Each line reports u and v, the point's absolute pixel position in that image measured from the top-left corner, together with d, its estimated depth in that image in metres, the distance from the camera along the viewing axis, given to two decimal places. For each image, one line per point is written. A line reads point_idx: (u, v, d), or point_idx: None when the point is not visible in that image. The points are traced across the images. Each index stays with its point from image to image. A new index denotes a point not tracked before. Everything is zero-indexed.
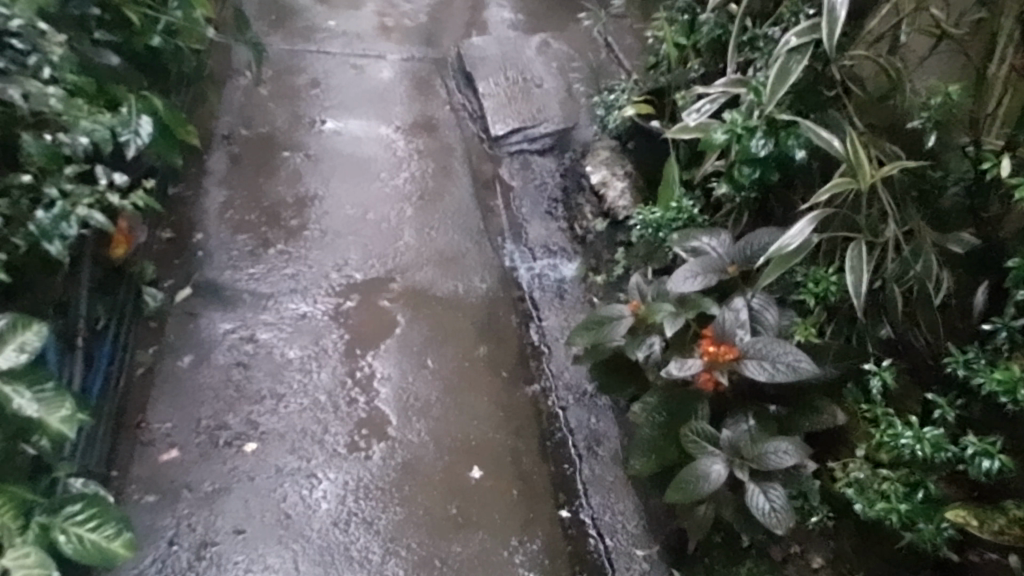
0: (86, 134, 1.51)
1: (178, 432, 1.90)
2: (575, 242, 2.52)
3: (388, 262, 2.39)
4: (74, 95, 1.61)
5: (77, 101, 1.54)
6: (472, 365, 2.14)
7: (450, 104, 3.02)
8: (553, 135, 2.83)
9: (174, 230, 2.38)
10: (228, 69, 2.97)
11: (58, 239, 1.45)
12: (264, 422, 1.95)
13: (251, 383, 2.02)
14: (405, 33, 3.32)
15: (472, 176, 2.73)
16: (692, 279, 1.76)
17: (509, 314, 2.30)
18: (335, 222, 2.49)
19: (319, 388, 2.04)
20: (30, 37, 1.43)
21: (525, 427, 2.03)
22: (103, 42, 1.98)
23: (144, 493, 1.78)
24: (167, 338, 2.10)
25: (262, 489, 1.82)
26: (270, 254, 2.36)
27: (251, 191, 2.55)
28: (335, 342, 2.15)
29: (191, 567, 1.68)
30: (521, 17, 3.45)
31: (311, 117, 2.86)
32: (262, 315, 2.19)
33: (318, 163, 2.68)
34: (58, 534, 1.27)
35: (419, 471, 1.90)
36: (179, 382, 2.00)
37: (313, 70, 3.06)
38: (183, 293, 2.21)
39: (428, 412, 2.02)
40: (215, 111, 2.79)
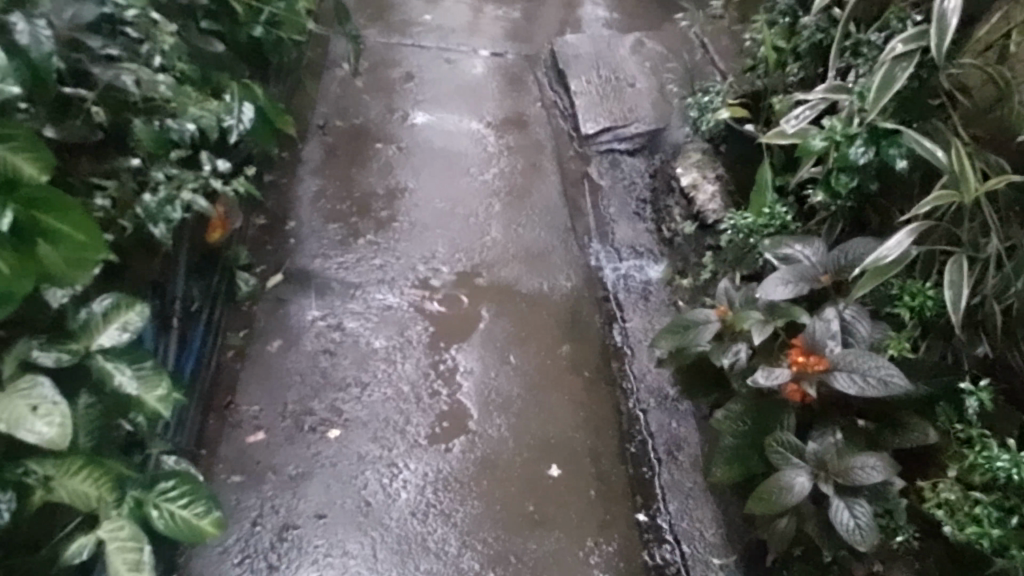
0: (192, 121, 1.55)
1: (265, 415, 1.94)
2: (663, 244, 2.50)
3: (474, 256, 2.41)
4: (183, 83, 1.65)
5: (187, 89, 1.59)
6: (555, 363, 2.15)
7: (542, 101, 3.02)
8: (644, 135, 2.81)
9: (267, 216, 2.43)
10: (325, 59, 3.03)
11: (162, 223, 1.48)
12: (348, 409, 1.98)
13: (337, 370, 2.06)
14: (498, 29, 3.34)
15: (560, 174, 2.72)
16: (783, 287, 1.73)
17: (593, 313, 2.29)
18: (424, 215, 2.51)
19: (402, 377, 2.06)
20: (144, 26, 1.48)
21: (606, 428, 2.02)
22: (209, 32, 2.04)
23: (231, 473, 1.83)
24: (258, 323, 2.14)
25: (344, 476, 1.85)
26: (359, 244, 2.39)
27: (344, 181, 2.59)
28: (419, 334, 2.17)
29: (272, 548, 1.71)
30: (616, 16, 3.43)
31: (404, 110, 2.89)
32: (350, 304, 2.22)
33: (410, 156, 2.71)
34: (151, 509, 1.27)
35: (498, 466, 1.91)
36: (268, 365, 2.05)
37: (407, 64, 3.09)
38: (275, 279, 2.26)
39: (509, 408, 2.03)
40: (310, 101, 2.85)
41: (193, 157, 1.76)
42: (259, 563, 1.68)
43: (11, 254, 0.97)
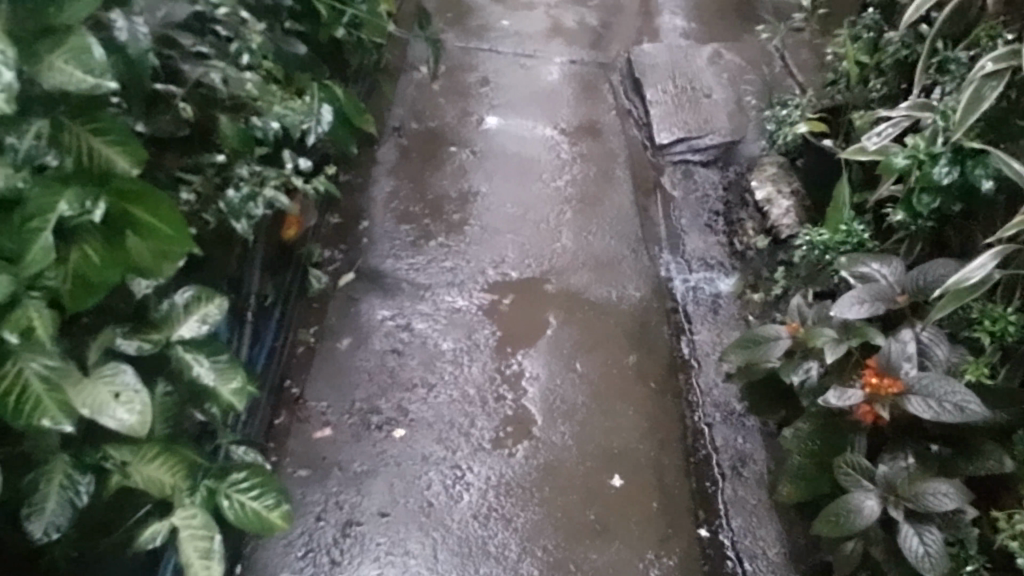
0: (277, 120, 1.59)
1: (332, 411, 1.97)
2: (734, 257, 2.47)
3: (544, 262, 2.41)
4: (268, 82, 1.68)
5: (273, 87, 1.63)
6: (621, 373, 2.14)
7: (616, 109, 3.01)
8: (718, 147, 2.78)
9: (341, 215, 2.47)
10: (404, 62, 3.07)
11: (245, 219, 1.52)
12: (414, 409, 1.99)
13: (404, 370, 2.07)
14: (574, 36, 3.34)
15: (632, 183, 2.71)
16: (857, 306, 1.71)
17: (661, 324, 2.28)
18: (496, 220, 2.52)
19: (468, 381, 2.07)
20: (233, 25, 1.51)
21: (670, 440, 2.00)
22: (293, 32, 2.08)
23: (298, 467, 1.85)
24: (329, 320, 2.17)
25: (407, 476, 1.86)
26: (430, 246, 2.41)
27: (417, 183, 2.62)
28: (487, 338, 2.18)
29: (335, 544, 1.73)
30: (694, 26, 3.41)
31: (479, 114, 2.91)
32: (419, 305, 2.24)
33: (483, 160, 2.73)
34: (222, 499, 1.29)
35: (561, 473, 1.91)
36: (338, 362, 2.08)
37: (484, 68, 3.12)
38: (347, 278, 2.29)
39: (573, 416, 2.03)
40: (387, 103, 2.88)
41: (275, 154, 1.79)
42: (322, 558, 1.71)
43: (100, 245, 1.01)
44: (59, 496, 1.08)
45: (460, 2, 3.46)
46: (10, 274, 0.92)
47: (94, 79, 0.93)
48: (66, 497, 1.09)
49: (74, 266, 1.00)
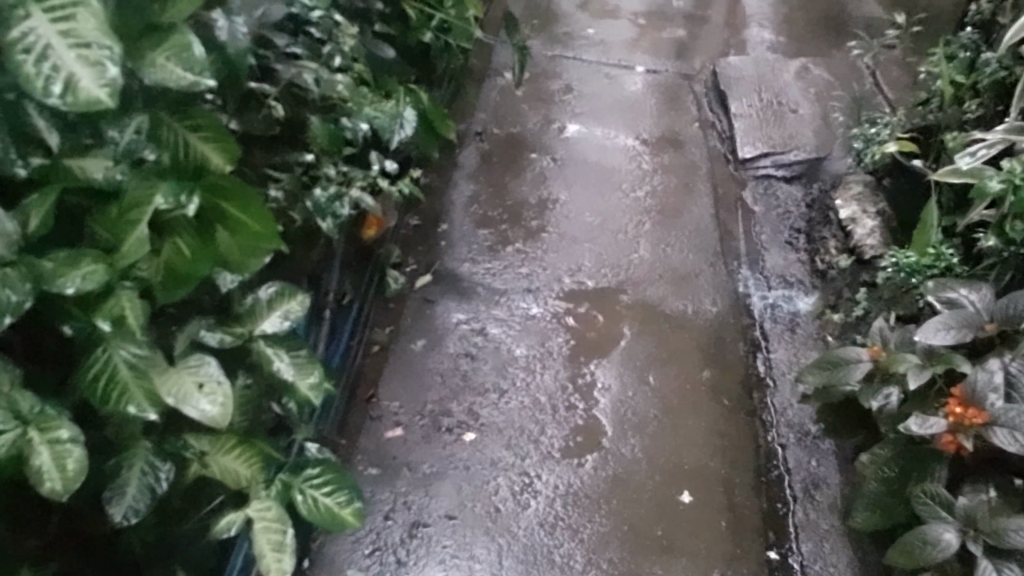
0: (366, 121, 1.61)
1: (404, 411, 1.98)
2: (815, 276, 2.41)
3: (620, 273, 2.40)
4: (358, 84, 1.70)
5: (363, 90, 1.65)
6: (694, 388, 2.11)
7: (700, 121, 2.98)
8: (803, 163, 2.73)
9: (421, 217, 2.49)
10: (489, 68, 3.08)
11: (330, 217, 1.52)
12: (485, 414, 2.00)
13: (477, 374, 2.08)
14: (660, 47, 3.32)
15: (712, 196, 2.68)
16: (944, 333, 1.66)
17: (737, 341, 2.24)
18: (573, 228, 2.52)
19: (540, 388, 2.07)
20: (326, 27, 1.53)
21: (742, 459, 1.98)
22: (382, 35, 2.10)
23: (368, 465, 1.87)
24: (405, 320, 2.19)
25: (475, 480, 1.87)
26: (507, 252, 2.42)
27: (497, 188, 2.63)
28: (560, 346, 2.18)
29: (402, 544, 1.74)
30: (782, 39, 3.36)
31: (560, 121, 2.91)
32: (494, 310, 2.25)
33: (563, 167, 2.73)
34: (296, 494, 1.30)
35: (629, 487, 1.89)
36: (411, 363, 2.09)
37: (568, 76, 3.12)
38: (424, 279, 2.31)
39: (644, 428, 2.01)
40: (471, 108, 2.90)
41: (362, 154, 1.81)
42: (388, 557, 1.72)
43: (191, 238, 1.03)
44: (139, 482, 1.11)
45: (547, 9, 3.47)
46: (106, 263, 0.96)
47: (193, 76, 0.96)
48: (146, 483, 1.11)
49: (166, 259, 1.03)
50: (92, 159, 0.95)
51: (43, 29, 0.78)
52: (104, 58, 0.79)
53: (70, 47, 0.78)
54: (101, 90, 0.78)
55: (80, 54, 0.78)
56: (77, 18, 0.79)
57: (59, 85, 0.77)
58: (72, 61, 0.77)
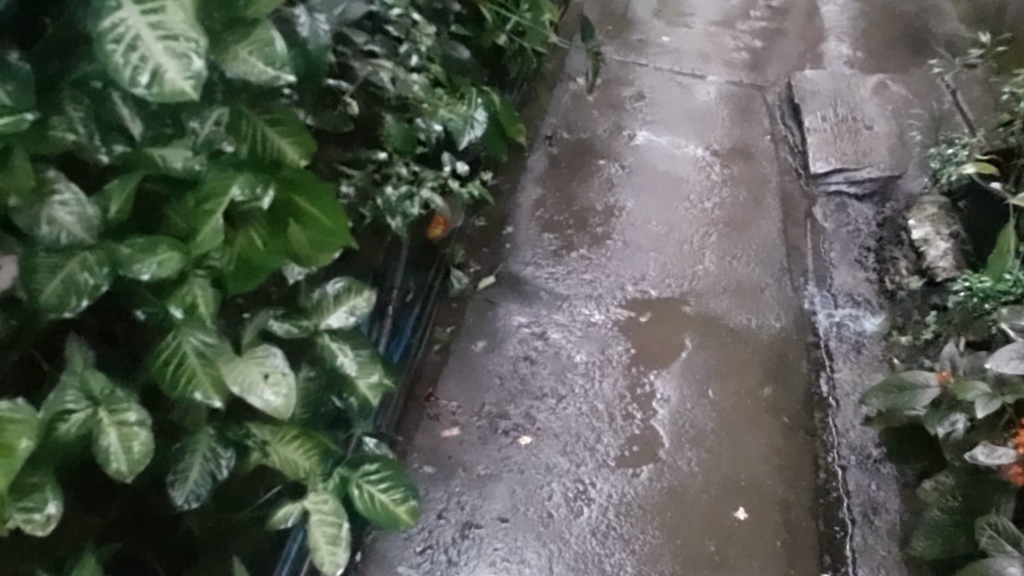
0: (440, 122, 1.63)
1: (462, 412, 1.99)
2: (884, 296, 2.36)
3: (685, 284, 2.38)
4: (434, 84, 1.71)
5: (438, 90, 1.66)
6: (754, 404, 2.09)
7: (772, 134, 2.94)
8: (876, 181, 2.68)
9: (487, 219, 2.49)
10: (561, 72, 3.08)
11: (400, 216, 1.53)
12: (542, 418, 2.00)
13: (536, 378, 2.08)
14: (735, 57, 3.29)
15: (781, 210, 2.64)
16: (1016, 361, 1.61)
17: (800, 358, 2.21)
18: (638, 236, 2.50)
19: (598, 396, 2.06)
20: (404, 26, 1.55)
21: (800, 478, 1.95)
22: (458, 35, 2.12)
23: (424, 463, 1.88)
24: (466, 321, 2.20)
25: (528, 484, 1.86)
26: (571, 257, 2.41)
27: (564, 193, 2.62)
28: (620, 354, 2.16)
29: (454, 544, 1.75)
30: (861, 54, 3.31)
31: (630, 129, 2.90)
32: (556, 315, 2.24)
33: (631, 175, 2.72)
34: (352, 489, 1.32)
35: (684, 500, 1.87)
36: (471, 364, 2.10)
37: (640, 83, 3.10)
38: (487, 281, 2.31)
39: (701, 442, 1.99)
40: (542, 112, 2.90)
41: (434, 154, 1.81)
42: (439, 556, 1.73)
43: (263, 230, 1.05)
44: (201, 467, 1.13)
45: (622, 15, 3.46)
46: (180, 252, 0.97)
47: (273, 71, 0.97)
48: (208, 469, 1.13)
49: (238, 249, 1.04)
50: (172, 148, 0.97)
51: (133, 20, 0.80)
52: (190, 50, 0.80)
53: (158, 38, 0.79)
54: (186, 83, 0.79)
55: (168, 46, 0.79)
56: (166, 10, 0.81)
57: (146, 76, 0.79)
58: (159, 52, 0.79)
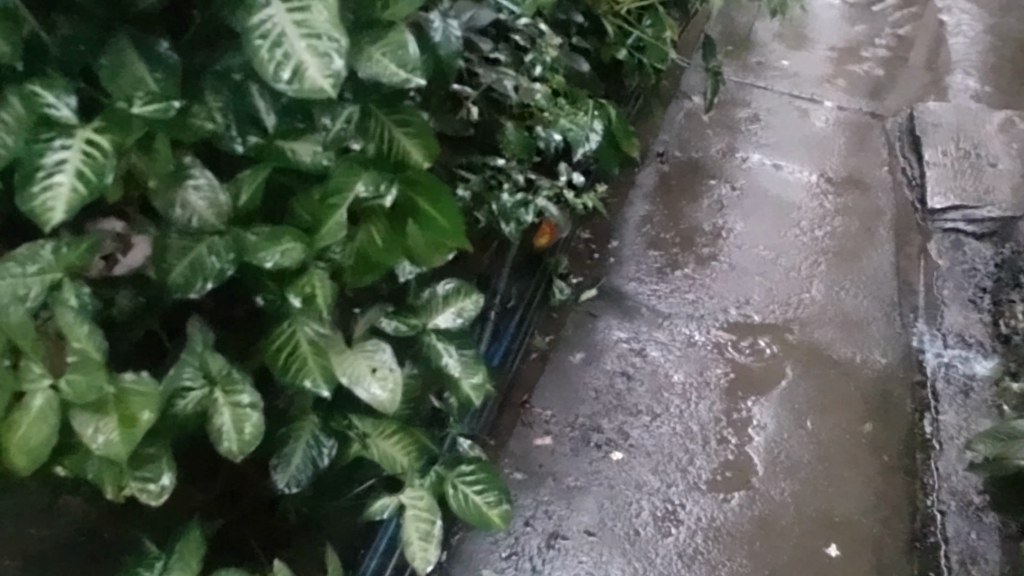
0: (560, 132, 1.64)
1: (555, 421, 2.00)
2: (997, 340, 2.28)
3: (789, 311, 2.34)
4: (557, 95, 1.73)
5: (560, 101, 1.68)
6: (853, 439, 2.04)
7: (890, 164, 2.87)
8: (996, 221, 2.59)
9: (593, 232, 2.49)
10: (678, 90, 3.07)
11: (514, 222, 1.56)
12: (635, 435, 1.99)
13: (632, 395, 2.07)
14: (856, 84, 3.23)
15: (895, 243, 2.58)
16: None
17: (905, 397, 2.15)
18: (745, 259, 2.48)
19: (694, 418, 2.04)
20: (530, 36, 1.57)
21: (897, 520, 1.89)
22: (578, 48, 2.13)
23: (514, 469, 1.89)
24: (566, 332, 2.20)
25: (617, 499, 1.86)
26: (676, 276, 2.40)
27: (673, 211, 2.61)
28: (718, 377, 2.14)
29: (539, 553, 1.75)
30: (989, 89, 3.21)
31: (743, 150, 2.87)
32: (656, 332, 2.23)
33: (742, 198, 2.69)
34: (447, 487, 1.34)
35: (775, 530, 1.84)
36: (568, 374, 2.10)
37: (756, 105, 3.07)
38: (589, 293, 2.31)
39: (796, 473, 1.95)
40: (655, 128, 2.90)
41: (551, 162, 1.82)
42: (524, 563, 1.73)
43: (384, 227, 1.07)
44: (304, 453, 1.16)
45: (743, 36, 3.42)
46: (304, 242, 1.00)
47: (405, 74, 0.99)
48: (310, 456, 1.16)
49: (359, 244, 1.06)
50: (302, 143, 1.00)
51: (279, 17, 0.82)
52: (331, 50, 0.83)
53: (301, 37, 0.82)
54: (325, 81, 0.82)
55: (311, 44, 0.82)
56: (312, 10, 0.83)
57: (288, 72, 0.82)
58: (302, 50, 0.82)
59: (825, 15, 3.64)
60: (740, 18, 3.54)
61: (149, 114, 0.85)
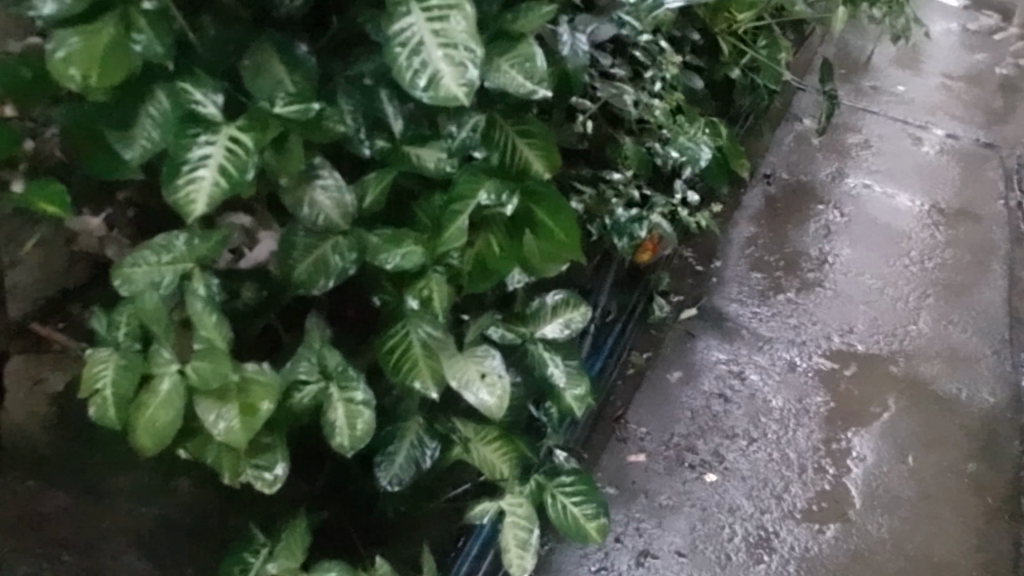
0: (679, 149, 1.60)
1: (650, 439, 1.99)
2: None
3: (895, 342, 2.29)
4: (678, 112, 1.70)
5: (682, 119, 1.66)
6: (956, 478, 1.98)
7: (1005, 198, 2.78)
8: None
9: (695, 251, 2.47)
10: (788, 112, 3.03)
11: (626, 238, 1.55)
12: (731, 458, 1.96)
13: (728, 418, 2.05)
14: (973, 114, 3.14)
15: (1009, 279, 2.50)
16: None
17: (1012, 439, 2.08)
18: (850, 286, 2.43)
19: (791, 445, 2.01)
20: (652, 52, 1.57)
21: (1000, 565, 1.83)
22: (691, 66, 2.13)
23: (606, 484, 1.89)
24: (664, 350, 2.19)
25: (709, 522, 1.84)
26: (778, 299, 2.37)
27: (778, 234, 2.57)
28: (818, 406, 2.10)
29: (628, 570, 1.74)
30: None
31: (853, 176, 2.81)
32: (756, 355, 2.21)
33: (850, 224, 2.64)
34: (547, 497, 1.35)
35: (872, 567, 1.80)
36: (664, 392, 2.09)
37: (868, 131, 3.01)
38: (689, 312, 2.30)
39: (895, 509, 1.91)
40: (764, 150, 2.86)
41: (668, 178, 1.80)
42: None
43: (502, 237, 1.07)
44: (407, 452, 1.19)
45: (858, 59, 3.35)
46: (425, 247, 1.02)
47: (531, 86, 1.00)
48: (414, 456, 1.19)
49: (477, 250, 1.07)
50: (427, 149, 1.02)
51: (419, 26, 0.84)
52: (467, 60, 0.85)
53: (438, 46, 0.84)
54: (460, 89, 0.83)
55: (447, 54, 0.84)
56: (450, 20, 0.85)
57: (424, 80, 0.84)
58: (439, 59, 0.84)
59: (944, 42, 3.55)
60: (855, 42, 3.47)
61: (289, 114, 0.88)
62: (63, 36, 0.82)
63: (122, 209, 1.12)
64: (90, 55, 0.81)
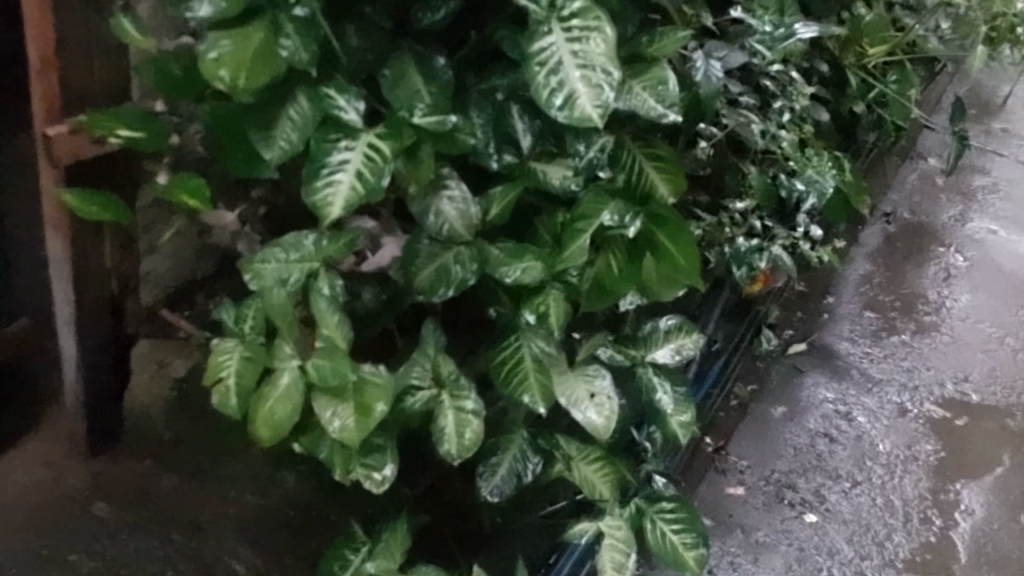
0: (805, 182, 1.59)
1: (750, 473, 1.95)
2: None
3: (1012, 395, 2.20)
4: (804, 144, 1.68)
5: (809, 151, 1.64)
6: None
7: None
8: None
9: (808, 284, 2.43)
10: (914, 150, 2.96)
11: (745, 267, 1.53)
12: (832, 500, 1.92)
13: (832, 459, 2.00)
14: None
15: None
16: None
17: None
18: (968, 333, 2.35)
19: (896, 491, 1.95)
20: (782, 81, 1.56)
21: None
22: (817, 97, 2.10)
23: (702, 515, 1.85)
24: (770, 383, 2.16)
25: (806, 562, 1.79)
26: (891, 341, 2.31)
27: (896, 274, 2.51)
28: (927, 454, 2.04)
29: None
30: None
31: (977, 221, 2.73)
32: (865, 397, 2.15)
33: (972, 270, 2.55)
34: (646, 521, 1.35)
35: None
36: (767, 427, 2.06)
37: (997, 175, 2.92)
38: (798, 347, 2.25)
39: (1004, 567, 1.82)
40: (885, 187, 2.79)
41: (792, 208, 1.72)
42: None
43: (621, 258, 1.08)
44: (510, 465, 1.19)
45: (991, 101, 3.25)
46: (546, 262, 1.02)
47: (661, 109, 0.99)
48: (515, 469, 1.19)
49: (597, 271, 1.08)
50: (553, 166, 1.04)
51: (559, 45, 0.85)
52: (603, 82, 0.85)
53: (577, 66, 0.85)
54: (595, 110, 0.84)
55: (585, 75, 0.85)
56: (588, 41, 0.86)
57: (560, 99, 0.85)
58: (576, 79, 0.85)
59: None
60: (989, 82, 3.37)
61: (427, 125, 0.91)
62: (216, 38, 0.85)
63: (255, 207, 1.16)
64: (240, 57, 0.85)
